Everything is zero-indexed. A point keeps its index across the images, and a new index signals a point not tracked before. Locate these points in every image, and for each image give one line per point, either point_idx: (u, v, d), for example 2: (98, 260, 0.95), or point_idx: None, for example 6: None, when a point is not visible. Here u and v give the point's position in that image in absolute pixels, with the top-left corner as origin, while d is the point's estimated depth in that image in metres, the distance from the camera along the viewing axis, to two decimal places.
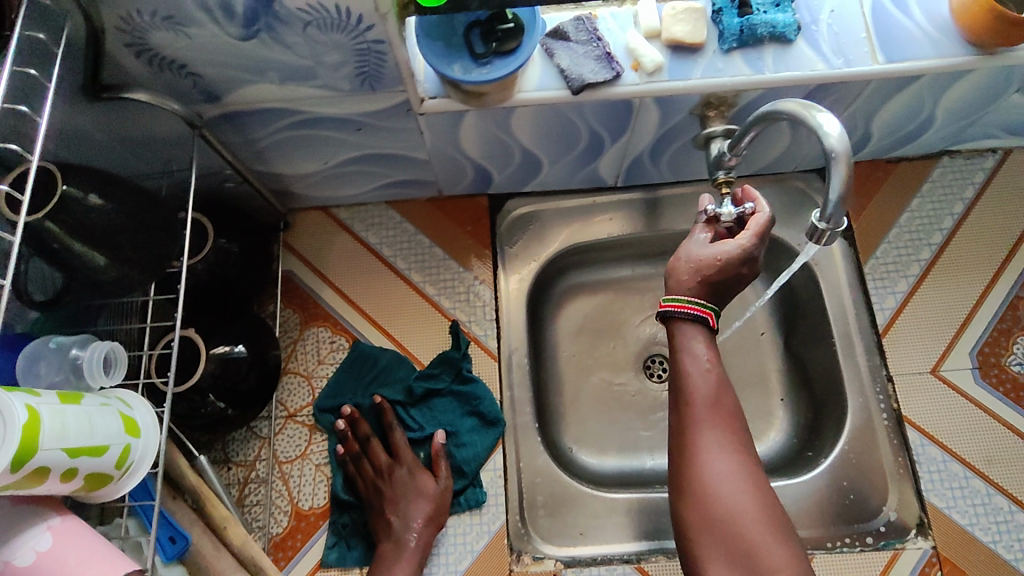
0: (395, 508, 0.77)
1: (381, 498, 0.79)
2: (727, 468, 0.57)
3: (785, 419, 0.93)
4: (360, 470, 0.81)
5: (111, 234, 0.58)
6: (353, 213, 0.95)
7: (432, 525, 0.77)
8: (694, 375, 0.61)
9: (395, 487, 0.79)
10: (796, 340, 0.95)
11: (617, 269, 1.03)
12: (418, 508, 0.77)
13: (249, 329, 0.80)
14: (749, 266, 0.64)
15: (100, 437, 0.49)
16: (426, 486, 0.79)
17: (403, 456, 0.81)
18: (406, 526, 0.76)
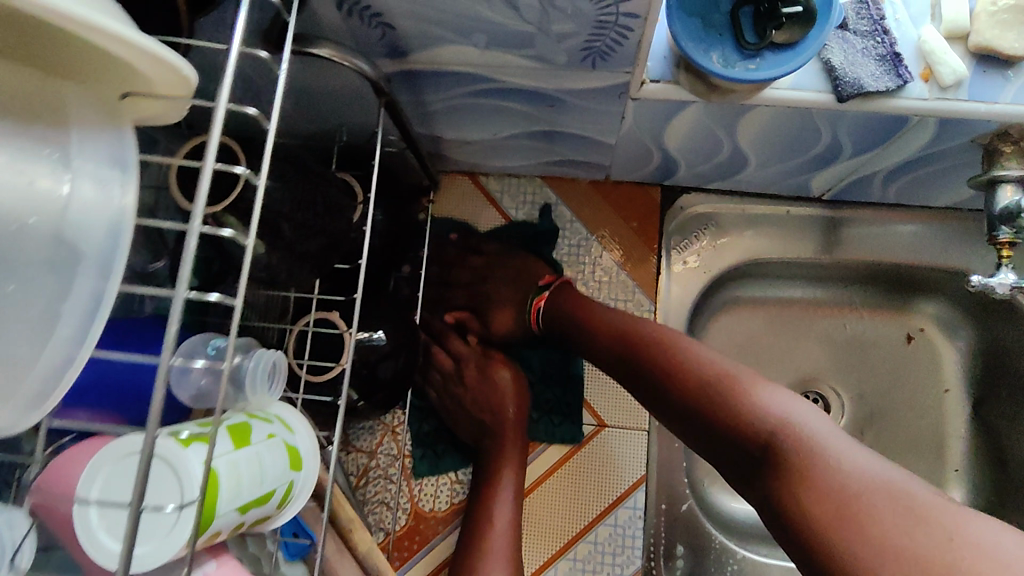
0: (478, 411, 0.75)
1: (460, 405, 0.76)
2: (687, 346, 0.59)
3: (960, 497, 0.82)
4: (434, 379, 0.77)
5: (279, 229, 0.48)
6: (503, 185, 0.83)
7: (522, 413, 0.75)
8: (598, 310, 0.67)
9: (470, 387, 0.75)
10: (992, 409, 0.82)
11: (788, 289, 0.89)
12: (504, 399, 0.74)
13: (389, 314, 0.71)
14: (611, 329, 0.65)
15: (269, 482, 0.42)
16: (500, 379, 0.76)
17: (468, 351, 0.78)
18: (497, 422, 0.74)
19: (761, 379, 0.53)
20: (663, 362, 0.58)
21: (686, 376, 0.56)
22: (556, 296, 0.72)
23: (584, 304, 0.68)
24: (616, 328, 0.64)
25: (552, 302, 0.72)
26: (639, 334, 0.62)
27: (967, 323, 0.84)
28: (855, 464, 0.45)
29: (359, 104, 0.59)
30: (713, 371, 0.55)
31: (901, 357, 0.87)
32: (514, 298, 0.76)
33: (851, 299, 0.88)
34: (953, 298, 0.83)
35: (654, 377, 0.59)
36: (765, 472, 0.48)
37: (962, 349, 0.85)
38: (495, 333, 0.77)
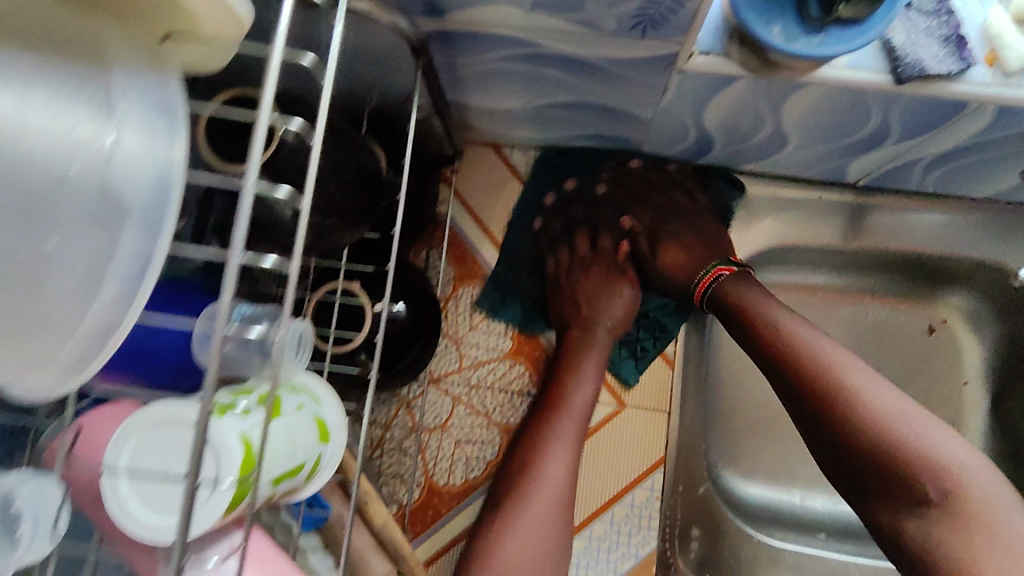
0: (585, 305, 0.75)
1: (572, 286, 0.76)
2: (864, 386, 0.59)
3: None
4: (557, 254, 0.78)
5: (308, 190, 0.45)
6: (529, 157, 0.79)
7: (620, 330, 0.75)
8: (764, 313, 0.65)
9: (591, 280, 0.76)
10: (1013, 403, 0.82)
11: (813, 276, 0.87)
12: (608, 305, 0.75)
13: (410, 284, 0.70)
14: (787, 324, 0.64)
15: (300, 454, 0.41)
16: (621, 292, 0.76)
17: (602, 250, 0.78)
18: (595, 323, 0.74)
19: (925, 421, 0.58)
20: (835, 397, 0.59)
21: (865, 420, 0.58)
22: (725, 282, 0.69)
23: (753, 315, 0.65)
24: (793, 344, 0.62)
25: (722, 286, 0.69)
26: (817, 359, 0.61)
27: (994, 317, 0.83)
28: (1011, 527, 0.53)
29: (390, 66, 0.56)
30: (885, 409, 0.58)
31: (924, 349, 0.86)
32: (688, 244, 0.74)
33: (875, 289, 0.87)
34: (983, 289, 0.82)
35: (831, 411, 0.59)
36: (929, 521, 0.55)
37: (986, 343, 0.84)
38: (654, 263, 0.76)
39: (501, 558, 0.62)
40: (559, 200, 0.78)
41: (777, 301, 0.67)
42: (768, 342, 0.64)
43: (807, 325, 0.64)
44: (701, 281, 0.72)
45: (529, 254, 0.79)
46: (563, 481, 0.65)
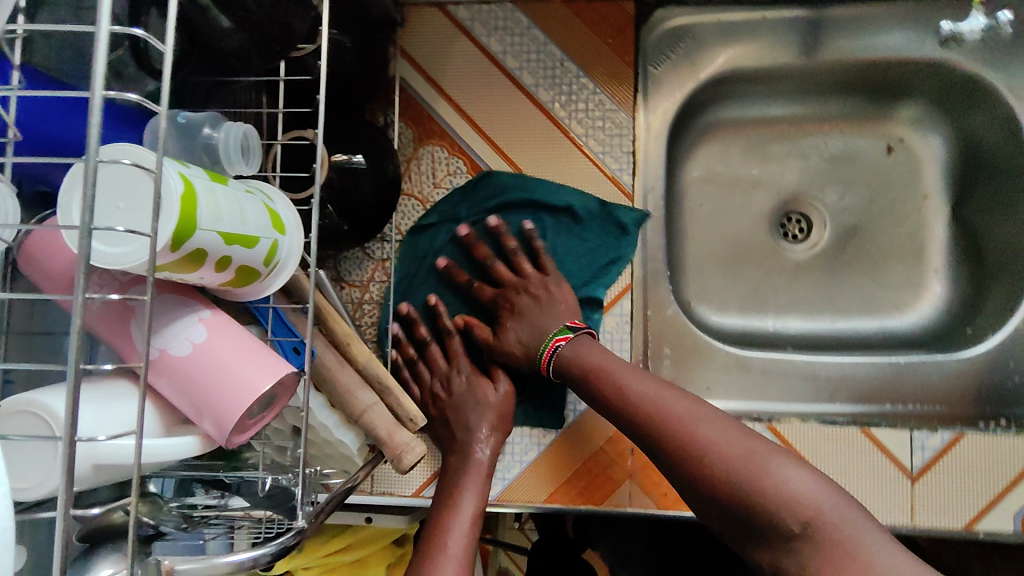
0: (457, 421, 0.71)
1: (444, 406, 0.73)
2: (671, 404, 0.61)
3: (941, 293, 0.84)
4: (416, 369, 0.75)
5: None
6: (472, 12, 0.81)
7: (499, 431, 0.72)
8: (603, 374, 0.66)
9: (454, 397, 0.73)
10: (974, 206, 0.83)
11: (770, 108, 0.89)
12: (483, 418, 0.71)
13: (367, 137, 0.72)
14: (637, 380, 0.64)
15: (253, 227, 0.44)
16: (486, 395, 0.73)
17: (454, 347, 0.75)
18: (473, 443, 0.70)
19: (774, 455, 0.55)
20: (669, 436, 0.59)
21: (707, 457, 0.56)
22: (564, 352, 0.69)
23: (588, 363, 0.67)
24: (632, 402, 0.63)
25: (559, 359, 0.69)
26: (659, 409, 0.61)
27: (946, 122, 0.84)
28: (883, 560, 0.48)
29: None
30: (718, 444, 0.56)
31: (883, 168, 0.88)
32: (524, 313, 0.73)
33: (831, 114, 0.88)
34: (937, 94, 0.83)
35: (676, 449, 0.58)
36: (806, 557, 0.51)
37: (941, 151, 0.86)
38: (495, 337, 0.74)
39: None
40: (409, 322, 0.76)
41: (619, 363, 0.67)
42: (630, 409, 0.62)
43: (649, 381, 0.64)
44: (542, 359, 0.71)
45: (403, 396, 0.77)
46: None
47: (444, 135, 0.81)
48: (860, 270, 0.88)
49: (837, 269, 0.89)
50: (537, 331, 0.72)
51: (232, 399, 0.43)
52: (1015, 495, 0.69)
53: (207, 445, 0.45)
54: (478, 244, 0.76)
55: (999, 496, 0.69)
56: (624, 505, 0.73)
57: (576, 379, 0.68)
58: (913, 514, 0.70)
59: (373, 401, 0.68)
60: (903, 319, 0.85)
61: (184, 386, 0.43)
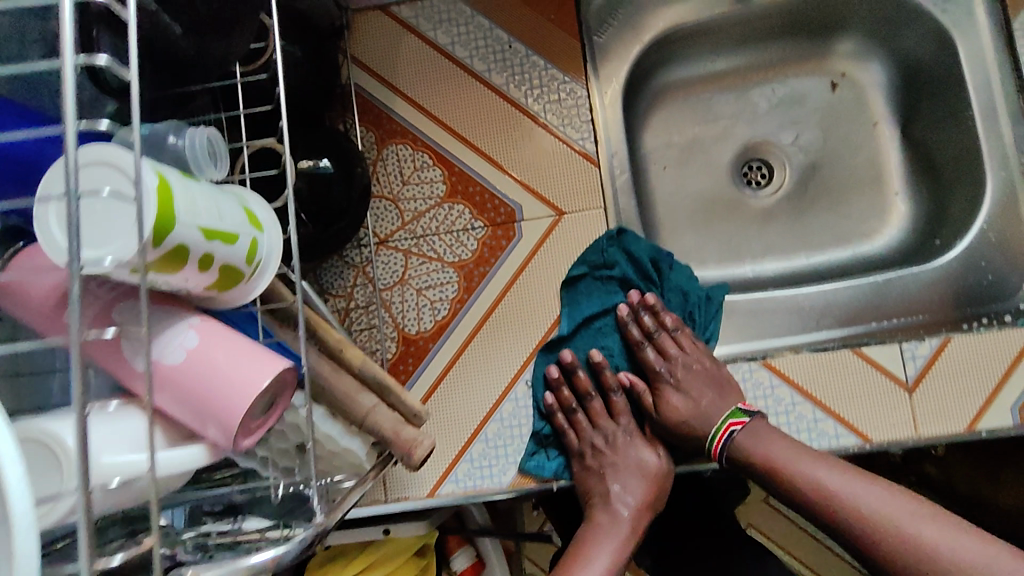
0: (613, 480, 0.74)
1: (604, 462, 0.75)
2: (841, 486, 0.61)
3: (905, 213, 0.87)
4: (573, 422, 0.77)
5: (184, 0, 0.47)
6: (416, 10, 0.81)
7: (648, 508, 0.74)
8: (771, 455, 0.65)
9: (619, 456, 0.75)
10: (921, 123, 0.86)
11: (716, 63, 0.92)
12: (639, 485, 0.74)
13: (330, 142, 0.72)
14: (818, 455, 0.64)
15: (230, 223, 0.43)
16: (646, 463, 0.75)
17: (616, 408, 0.78)
18: (615, 498, 0.73)
19: (960, 531, 0.56)
20: (846, 522, 0.60)
21: (908, 538, 0.57)
22: (738, 437, 0.68)
23: (776, 462, 0.64)
24: (804, 483, 0.62)
25: (734, 445, 0.68)
26: (865, 522, 0.59)
27: (882, 49, 0.87)
28: None
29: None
30: (909, 532, 0.57)
31: (830, 102, 0.91)
32: (689, 392, 0.74)
33: (772, 60, 0.91)
34: (869, 24, 0.86)
35: (863, 540, 0.59)
36: None
37: (882, 78, 0.89)
38: (660, 411, 0.75)
39: None
40: (566, 372, 0.77)
41: (789, 437, 0.66)
42: (798, 488, 0.63)
43: (847, 477, 0.61)
44: (714, 445, 0.71)
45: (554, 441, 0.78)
46: None
47: (406, 133, 0.81)
48: (826, 204, 0.91)
49: (805, 208, 0.91)
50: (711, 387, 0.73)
51: (235, 400, 0.43)
52: (1010, 386, 0.71)
53: (215, 454, 0.44)
54: (647, 309, 0.78)
55: (994, 389, 0.71)
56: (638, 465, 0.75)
57: (760, 472, 0.66)
58: (916, 423, 0.71)
59: (375, 402, 0.67)
60: (874, 243, 0.88)
61: (184, 395, 0.42)
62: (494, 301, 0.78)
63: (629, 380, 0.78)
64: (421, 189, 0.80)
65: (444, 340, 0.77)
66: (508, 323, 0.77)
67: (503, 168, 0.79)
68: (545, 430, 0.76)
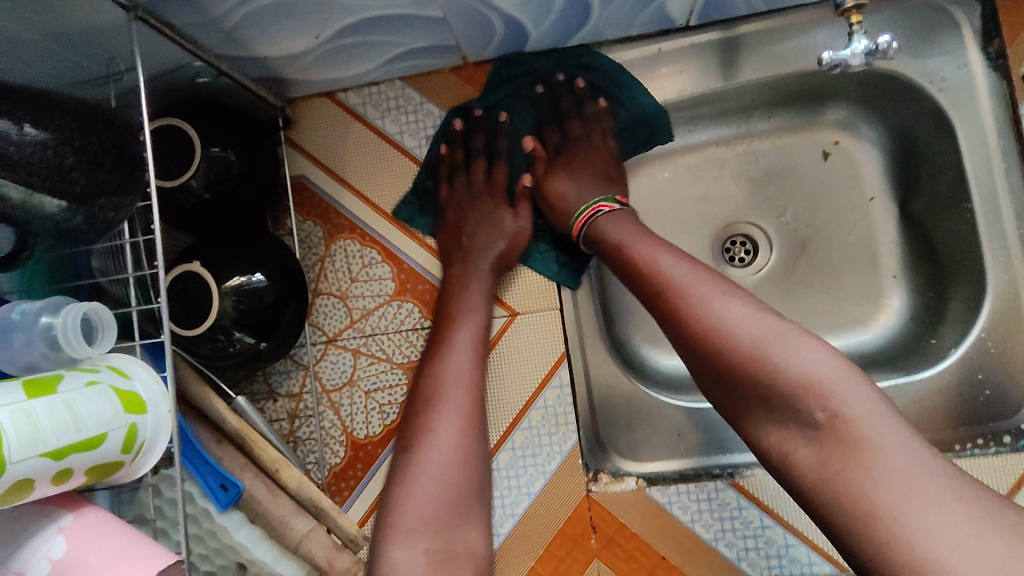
0: (467, 233, 0.75)
1: (463, 214, 0.76)
2: (693, 283, 0.56)
3: (901, 301, 0.80)
4: (455, 178, 0.78)
5: (19, 158, 0.43)
6: (363, 96, 0.78)
7: (499, 262, 0.74)
8: (628, 253, 0.63)
9: (478, 211, 0.77)
10: (918, 203, 0.78)
11: (692, 134, 0.85)
12: (493, 243, 0.74)
13: (267, 251, 0.70)
14: (679, 252, 0.60)
15: (92, 427, 0.42)
16: (503, 223, 0.76)
17: (497, 175, 0.78)
18: (473, 254, 0.73)
19: (801, 335, 0.50)
20: (688, 312, 0.54)
21: (734, 334, 0.51)
22: (598, 221, 0.69)
23: (618, 242, 0.65)
24: (657, 274, 0.58)
25: (594, 226, 0.69)
26: (675, 283, 0.57)
27: (876, 121, 0.80)
28: (896, 453, 0.44)
29: (154, 33, 0.59)
30: (739, 321, 0.52)
31: (819, 175, 0.84)
32: (575, 180, 0.76)
33: (756, 129, 0.85)
34: (860, 94, 0.79)
35: (691, 333, 0.54)
36: (826, 447, 0.46)
37: (876, 152, 0.82)
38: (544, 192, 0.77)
39: (404, 551, 0.52)
40: (469, 130, 0.77)
41: (658, 238, 0.63)
42: (650, 278, 0.59)
43: (681, 259, 0.59)
44: (578, 222, 0.71)
45: (433, 180, 0.78)
46: (440, 482, 0.56)
47: (354, 226, 0.77)
48: (815, 285, 0.83)
49: (791, 291, 0.84)
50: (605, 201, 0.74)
51: None
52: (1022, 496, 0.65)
53: None
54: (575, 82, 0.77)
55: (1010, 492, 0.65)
56: None
57: (609, 250, 0.66)
58: None
59: (311, 527, 0.66)
60: (865, 333, 0.80)
61: None
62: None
63: (530, 146, 0.78)
64: (371, 286, 0.76)
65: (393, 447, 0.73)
66: None
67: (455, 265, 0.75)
68: (426, 182, 0.77)
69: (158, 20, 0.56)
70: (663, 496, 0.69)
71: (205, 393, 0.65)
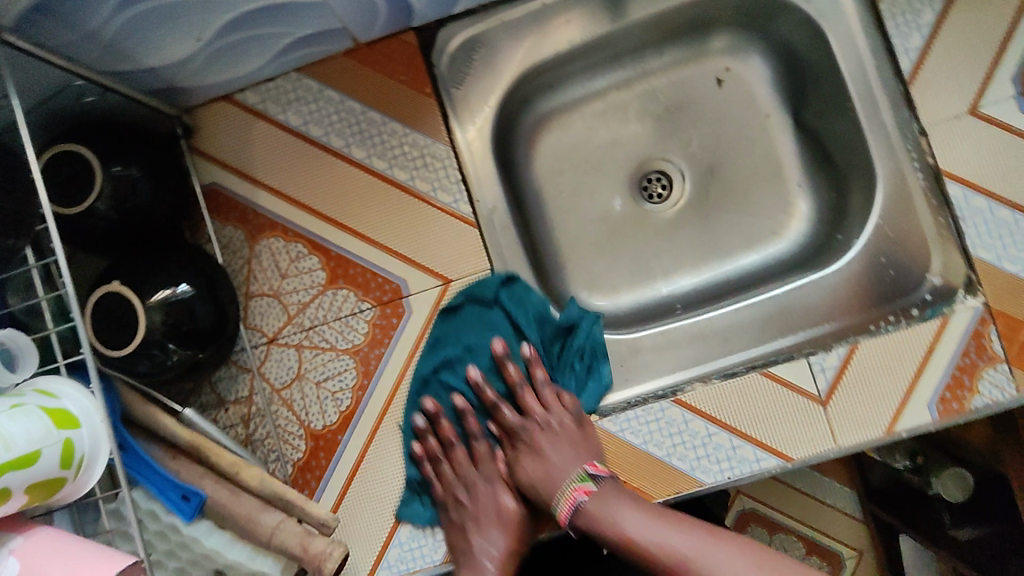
0: (472, 529, 0.72)
1: (463, 512, 0.73)
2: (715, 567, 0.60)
3: (808, 206, 0.84)
4: (440, 469, 0.75)
5: None
6: (262, 94, 0.78)
7: (513, 554, 0.73)
8: (645, 542, 0.63)
9: (477, 503, 0.74)
10: (809, 112, 0.83)
11: (593, 82, 0.88)
12: (497, 535, 0.73)
13: (190, 261, 0.70)
14: (687, 531, 0.63)
15: (23, 445, 0.42)
16: (504, 509, 0.74)
17: (478, 454, 0.77)
18: (479, 551, 0.71)
19: None
20: None
21: None
22: (584, 509, 0.67)
23: (628, 533, 0.64)
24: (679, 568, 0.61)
25: (582, 514, 0.67)
26: None
27: (759, 42, 0.84)
28: None
29: (27, 57, 0.58)
30: None
31: (717, 101, 0.87)
32: (542, 452, 0.73)
33: (652, 68, 0.88)
34: (741, 17, 0.83)
35: None
36: None
37: (765, 71, 0.86)
38: (517, 477, 0.75)
39: None
40: (432, 419, 0.75)
41: (645, 506, 0.66)
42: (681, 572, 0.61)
43: (684, 534, 0.63)
44: (563, 509, 0.69)
45: (422, 474, 0.74)
46: None
47: (275, 224, 0.77)
48: (729, 206, 0.87)
49: (709, 215, 0.88)
50: (567, 447, 0.71)
51: None
52: (922, 388, 0.67)
53: None
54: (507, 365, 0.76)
55: (912, 380, 0.68)
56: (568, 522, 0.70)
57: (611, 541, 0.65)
58: (835, 435, 0.68)
59: (280, 519, 0.65)
60: (781, 242, 0.84)
61: None
62: (397, 380, 0.74)
63: (497, 431, 0.77)
64: (301, 280, 0.76)
65: (352, 430, 0.74)
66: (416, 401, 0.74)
67: (380, 243, 0.75)
68: (413, 474, 0.74)
69: (27, 41, 0.56)
70: (614, 424, 0.72)
71: (150, 412, 0.66)
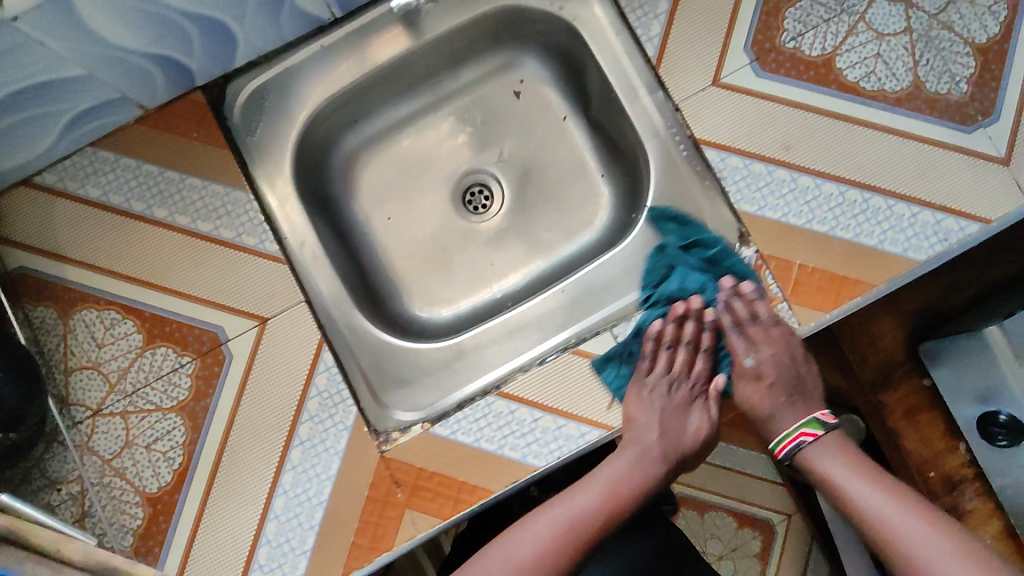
0: (671, 416, 0.75)
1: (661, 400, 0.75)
2: (904, 538, 0.63)
3: (610, 191, 0.90)
4: (659, 354, 0.77)
5: None
6: (59, 172, 0.79)
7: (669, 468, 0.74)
8: (846, 489, 0.68)
9: (682, 395, 0.76)
10: (593, 108, 0.89)
11: (396, 112, 0.93)
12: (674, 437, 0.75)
13: None
14: (891, 497, 0.66)
15: None
16: (690, 426, 0.76)
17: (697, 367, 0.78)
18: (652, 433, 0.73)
19: None
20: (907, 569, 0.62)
21: None
22: (807, 449, 0.71)
23: (834, 478, 0.69)
24: (874, 526, 0.65)
25: (803, 453, 0.71)
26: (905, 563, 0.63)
27: (539, 52, 0.91)
28: None
29: None
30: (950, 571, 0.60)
31: (516, 111, 0.93)
32: (766, 379, 0.74)
33: (449, 90, 0.93)
34: (518, 32, 0.89)
35: None
36: None
37: (551, 76, 0.92)
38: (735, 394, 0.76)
39: None
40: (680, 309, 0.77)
41: (865, 465, 0.69)
42: (873, 531, 0.65)
43: (886, 497, 0.66)
44: (780, 443, 0.73)
45: (653, 350, 0.77)
46: None
47: (86, 296, 0.77)
48: (542, 204, 0.92)
49: (526, 216, 0.92)
50: (786, 393, 0.74)
51: None
52: None
53: None
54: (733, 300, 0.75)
55: None
56: (411, 535, 0.72)
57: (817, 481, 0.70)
58: None
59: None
60: (592, 229, 0.89)
61: None
62: (226, 427, 0.75)
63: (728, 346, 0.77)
64: (119, 347, 0.76)
65: (188, 487, 0.74)
66: (249, 443, 0.74)
67: (190, 296, 0.76)
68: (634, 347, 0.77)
69: None
70: (445, 429, 0.74)
71: None
